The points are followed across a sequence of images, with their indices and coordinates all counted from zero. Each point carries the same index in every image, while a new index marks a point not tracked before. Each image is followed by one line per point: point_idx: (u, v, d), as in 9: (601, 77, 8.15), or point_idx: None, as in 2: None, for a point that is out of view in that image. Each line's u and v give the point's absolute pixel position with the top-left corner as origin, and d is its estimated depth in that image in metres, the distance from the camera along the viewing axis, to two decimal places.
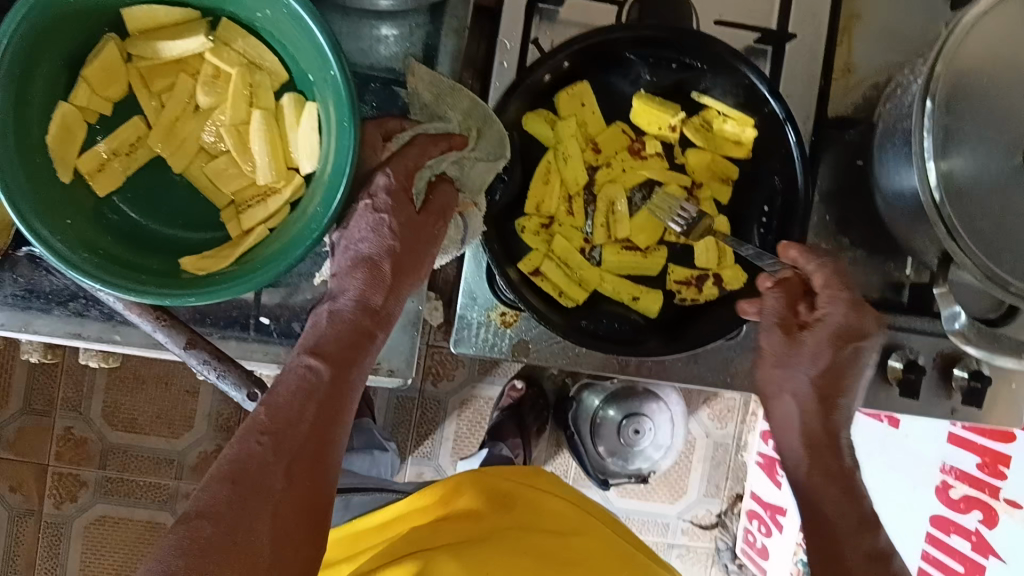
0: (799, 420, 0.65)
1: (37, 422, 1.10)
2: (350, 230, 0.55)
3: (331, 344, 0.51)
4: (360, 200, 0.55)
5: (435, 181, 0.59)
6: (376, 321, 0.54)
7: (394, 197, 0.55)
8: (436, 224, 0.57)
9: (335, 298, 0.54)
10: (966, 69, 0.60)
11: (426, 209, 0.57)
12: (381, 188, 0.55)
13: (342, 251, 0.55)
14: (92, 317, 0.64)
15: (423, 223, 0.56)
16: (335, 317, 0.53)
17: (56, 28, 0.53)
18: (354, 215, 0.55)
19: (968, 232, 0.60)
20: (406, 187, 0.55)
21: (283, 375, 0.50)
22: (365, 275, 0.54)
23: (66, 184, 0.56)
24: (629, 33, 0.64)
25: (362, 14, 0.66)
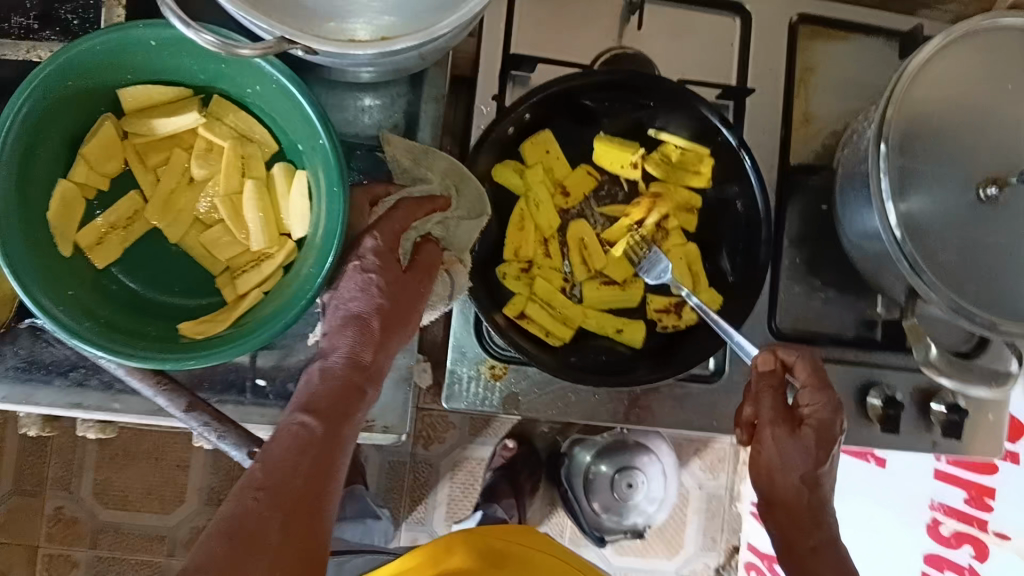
0: (788, 461, 0.65)
1: (25, 503, 1.09)
2: (340, 291, 0.59)
3: (324, 400, 0.53)
4: (350, 262, 0.59)
5: (420, 242, 0.62)
6: (366, 376, 0.56)
7: (381, 257, 0.58)
8: (423, 282, 0.61)
9: (326, 356, 0.57)
10: (916, 113, 0.64)
11: (414, 267, 0.61)
12: (369, 249, 0.59)
13: (333, 311, 0.59)
14: (92, 387, 0.65)
15: (409, 282, 0.60)
16: (326, 373, 0.55)
17: (58, 108, 0.56)
18: (345, 276, 0.59)
19: (930, 267, 0.63)
20: (392, 248, 0.59)
21: (277, 433, 0.51)
22: (354, 332, 0.57)
23: (66, 257, 0.58)
24: (584, 80, 0.69)
25: (346, 86, 0.68)
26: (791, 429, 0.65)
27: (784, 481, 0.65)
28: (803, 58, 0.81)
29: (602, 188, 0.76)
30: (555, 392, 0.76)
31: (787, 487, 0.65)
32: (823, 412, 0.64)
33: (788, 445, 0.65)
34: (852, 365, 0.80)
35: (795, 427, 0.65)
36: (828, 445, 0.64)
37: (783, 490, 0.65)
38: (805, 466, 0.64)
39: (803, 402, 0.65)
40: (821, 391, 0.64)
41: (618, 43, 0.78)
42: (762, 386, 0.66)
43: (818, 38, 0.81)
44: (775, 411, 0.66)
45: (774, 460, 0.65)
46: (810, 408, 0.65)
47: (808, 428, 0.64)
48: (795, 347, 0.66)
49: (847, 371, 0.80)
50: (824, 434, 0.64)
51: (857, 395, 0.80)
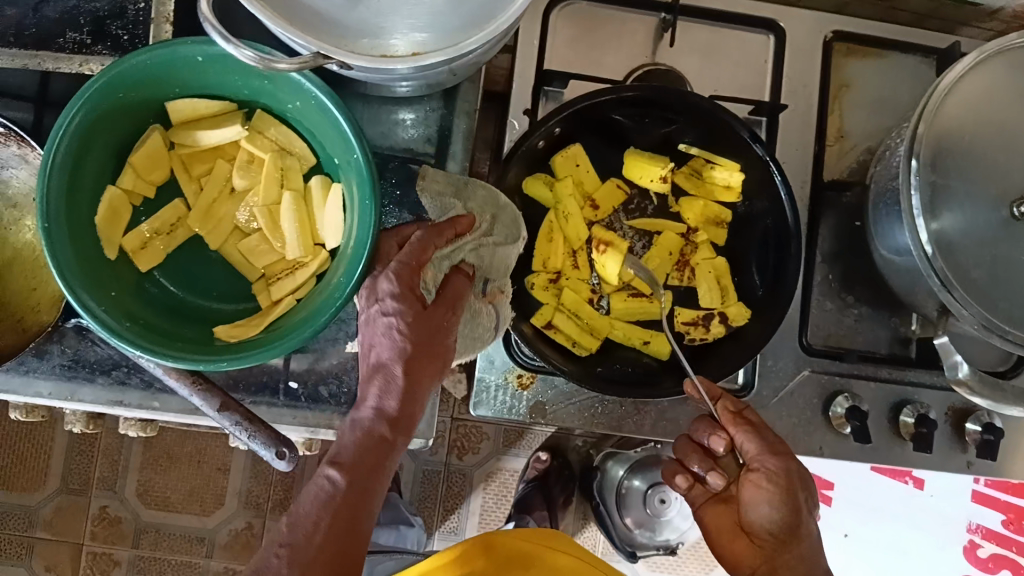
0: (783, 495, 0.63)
1: (72, 501, 1.13)
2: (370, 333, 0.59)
3: (350, 453, 0.55)
4: (372, 306, 0.59)
5: (448, 275, 0.63)
6: (396, 427, 0.57)
7: (401, 301, 0.57)
8: (447, 315, 0.60)
9: (360, 407, 0.58)
10: (948, 130, 0.64)
11: (438, 302, 0.60)
12: (388, 293, 0.57)
13: (366, 355, 0.59)
14: (133, 385, 0.68)
15: (440, 318, 0.59)
16: (356, 426, 0.57)
17: (108, 119, 0.59)
18: (369, 325, 0.59)
19: (962, 284, 0.63)
20: (412, 289, 0.58)
21: (307, 486, 0.54)
22: (381, 380, 0.57)
23: (112, 260, 0.61)
24: (612, 96, 0.69)
25: (382, 101, 0.70)
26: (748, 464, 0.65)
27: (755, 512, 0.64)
28: (837, 75, 0.81)
29: (632, 202, 0.77)
30: (582, 402, 0.77)
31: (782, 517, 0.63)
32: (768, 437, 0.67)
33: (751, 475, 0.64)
34: (885, 382, 0.79)
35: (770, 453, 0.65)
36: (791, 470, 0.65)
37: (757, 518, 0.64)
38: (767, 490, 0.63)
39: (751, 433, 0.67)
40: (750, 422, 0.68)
41: (650, 60, 0.79)
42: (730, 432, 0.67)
43: (853, 54, 0.81)
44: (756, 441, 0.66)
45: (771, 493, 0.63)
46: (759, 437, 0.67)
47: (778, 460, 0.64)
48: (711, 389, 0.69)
49: (879, 389, 0.79)
50: (786, 468, 0.64)
51: (890, 413, 0.79)
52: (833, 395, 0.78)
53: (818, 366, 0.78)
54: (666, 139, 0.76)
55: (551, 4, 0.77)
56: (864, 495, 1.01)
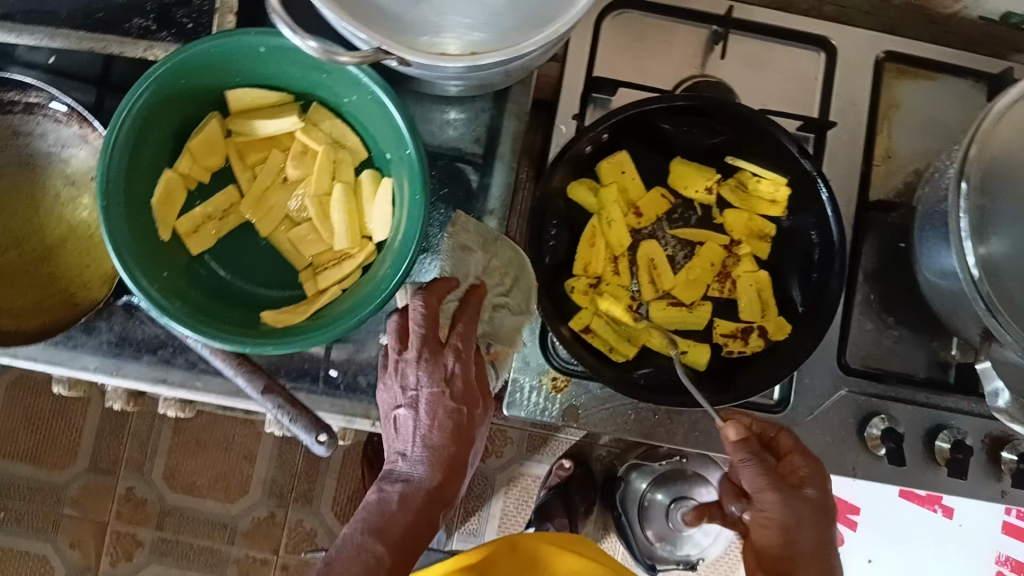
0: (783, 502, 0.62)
1: (100, 480, 1.15)
2: (419, 411, 0.57)
3: (399, 532, 0.52)
4: (433, 385, 0.56)
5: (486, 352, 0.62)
6: (443, 509, 0.55)
7: (466, 386, 0.57)
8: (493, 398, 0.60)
9: (407, 483, 0.55)
10: (1001, 154, 0.64)
11: (486, 386, 0.60)
12: (455, 376, 0.57)
13: (412, 435, 0.57)
14: (177, 365, 0.69)
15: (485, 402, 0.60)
16: (405, 502, 0.53)
17: (170, 103, 0.61)
18: (424, 403, 0.57)
19: (1007, 309, 0.62)
20: (471, 374, 0.58)
21: (346, 553, 0.51)
22: (439, 463, 0.55)
23: (164, 241, 0.62)
24: (662, 104, 0.69)
25: (434, 99, 0.71)
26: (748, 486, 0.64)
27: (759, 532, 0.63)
28: (887, 94, 0.80)
29: (674, 212, 0.77)
30: (615, 408, 0.77)
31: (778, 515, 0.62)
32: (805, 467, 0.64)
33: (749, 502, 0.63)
34: (922, 406, 0.78)
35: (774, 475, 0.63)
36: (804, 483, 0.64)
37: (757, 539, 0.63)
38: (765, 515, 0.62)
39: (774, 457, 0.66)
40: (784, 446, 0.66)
41: (700, 71, 0.80)
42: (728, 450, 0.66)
43: (905, 75, 0.81)
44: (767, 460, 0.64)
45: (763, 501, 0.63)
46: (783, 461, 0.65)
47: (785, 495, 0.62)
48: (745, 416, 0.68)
49: (915, 413, 0.78)
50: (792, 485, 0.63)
51: (925, 437, 0.78)
52: (869, 416, 0.77)
53: (854, 385, 0.78)
54: (712, 149, 0.76)
55: (604, 12, 0.78)
56: (887, 519, 1.02)
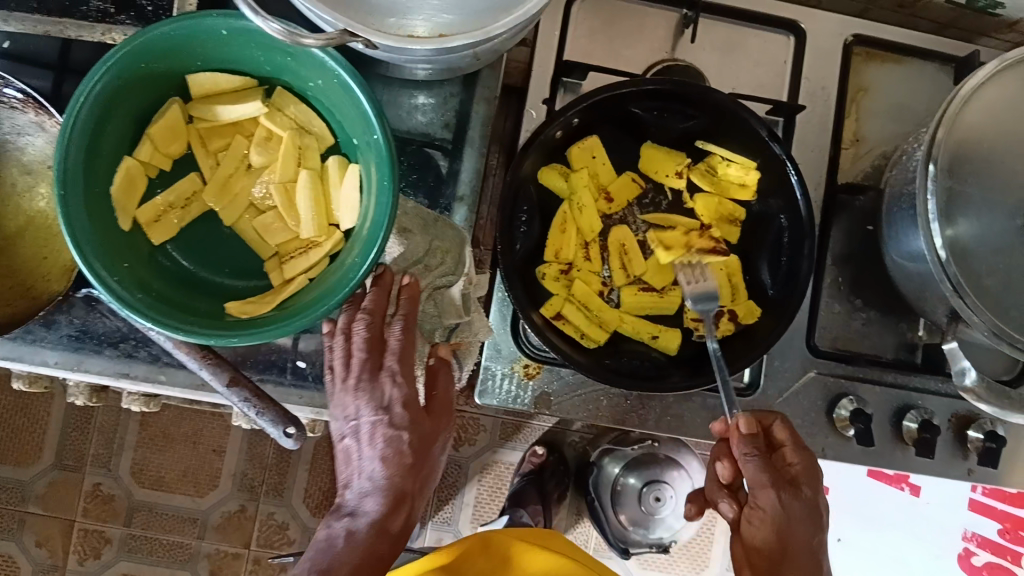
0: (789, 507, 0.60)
1: (66, 477, 1.13)
2: (362, 441, 0.57)
3: (344, 571, 0.50)
4: (374, 411, 0.57)
5: (434, 369, 0.63)
6: (393, 544, 0.54)
7: (407, 411, 0.58)
8: (440, 422, 0.61)
9: (355, 517, 0.54)
10: (967, 137, 0.64)
11: (433, 410, 0.61)
12: (393, 400, 0.58)
13: (355, 467, 0.57)
14: (140, 358, 0.67)
15: (434, 426, 0.60)
16: (351, 537, 0.52)
17: (130, 88, 0.59)
18: (367, 431, 0.57)
19: (974, 290, 0.63)
20: (413, 398, 0.59)
21: None
22: (385, 493, 0.55)
23: (126, 231, 0.61)
24: (635, 87, 0.69)
25: (401, 83, 0.70)
26: (790, 490, 0.60)
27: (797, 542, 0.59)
28: (856, 78, 0.81)
29: (646, 197, 0.77)
30: (587, 394, 0.77)
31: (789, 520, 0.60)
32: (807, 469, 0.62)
33: (795, 508, 0.60)
34: (890, 387, 0.79)
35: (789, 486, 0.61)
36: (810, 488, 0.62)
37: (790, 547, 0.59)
38: (814, 523, 0.60)
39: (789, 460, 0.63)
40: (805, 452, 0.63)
41: (670, 56, 0.79)
42: (748, 449, 0.61)
43: (873, 58, 0.81)
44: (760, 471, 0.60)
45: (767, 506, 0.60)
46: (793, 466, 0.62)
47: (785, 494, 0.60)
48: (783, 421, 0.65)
49: (884, 393, 0.79)
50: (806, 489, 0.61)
51: (893, 418, 0.79)
52: (837, 397, 0.78)
53: (823, 368, 0.79)
54: (682, 133, 0.76)
55: None
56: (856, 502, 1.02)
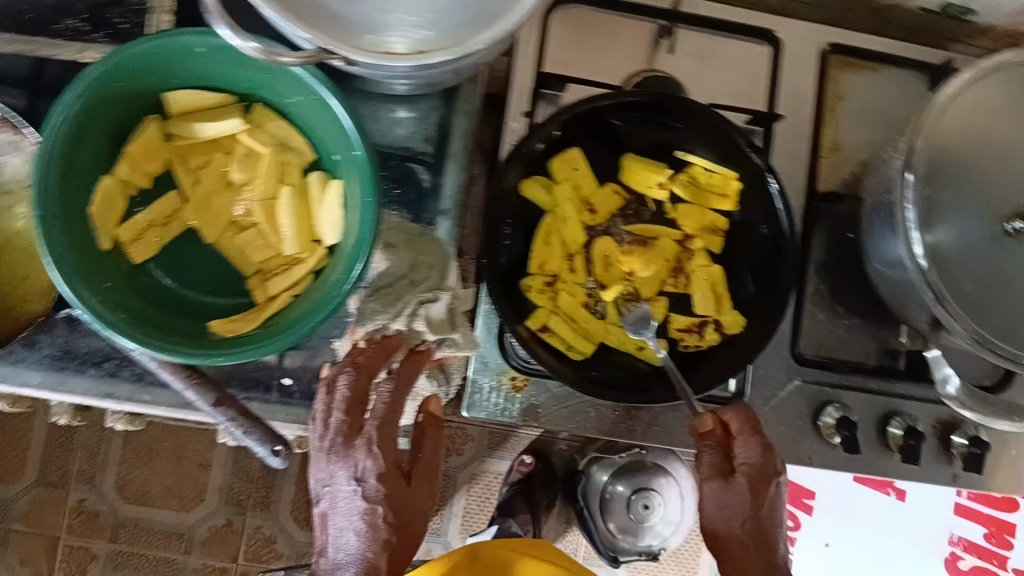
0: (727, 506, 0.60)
1: (50, 494, 1.12)
2: (338, 505, 0.56)
3: None
4: (349, 480, 0.56)
5: (422, 425, 0.60)
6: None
7: (384, 481, 0.55)
8: (425, 486, 0.59)
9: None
10: (943, 144, 0.65)
11: (416, 475, 0.59)
12: (369, 470, 0.55)
13: (332, 528, 0.57)
14: (123, 377, 0.67)
15: (415, 499, 0.57)
16: None
17: (108, 106, 0.59)
18: (344, 496, 0.56)
19: (954, 297, 0.63)
20: (390, 466, 0.56)
21: None
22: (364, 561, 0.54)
23: (105, 251, 0.60)
24: (612, 100, 0.69)
25: (382, 98, 0.70)
26: (723, 481, 0.61)
27: (727, 534, 0.60)
28: (834, 87, 0.81)
29: (629, 208, 0.77)
30: (573, 406, 0.77)
31: (724, 514, 0.60)
32: (756, 463, 0.61)
33: (726, 499, 0.60)
34: (874, 394, 0.79)
35: (729, 482, 0.61)
36: (766, 482, 0.61)
37: (726, 541, 0.60)
38: (749, 517, 0.59)
39: (739, 457, 0.62)
40: (753, 444, 0.62)
41: (649, 66, 0.79)
42: (706, 449, 0.62)
43: (849, 67, 0.82)
44: (714, 470, 0.62)
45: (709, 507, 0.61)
46: (745, 461, 0.61)
47: (728, 495, 0.60)
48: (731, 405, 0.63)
49: (869, 400, 0.79)
50: (757, 478, 0.61)
51: (878, 425, 0.79)
52: (822, 405, 0.78)
53: (808, 376, 0.79)
54: (660, 143, 0.76)
55: (552, 8, 0.78)
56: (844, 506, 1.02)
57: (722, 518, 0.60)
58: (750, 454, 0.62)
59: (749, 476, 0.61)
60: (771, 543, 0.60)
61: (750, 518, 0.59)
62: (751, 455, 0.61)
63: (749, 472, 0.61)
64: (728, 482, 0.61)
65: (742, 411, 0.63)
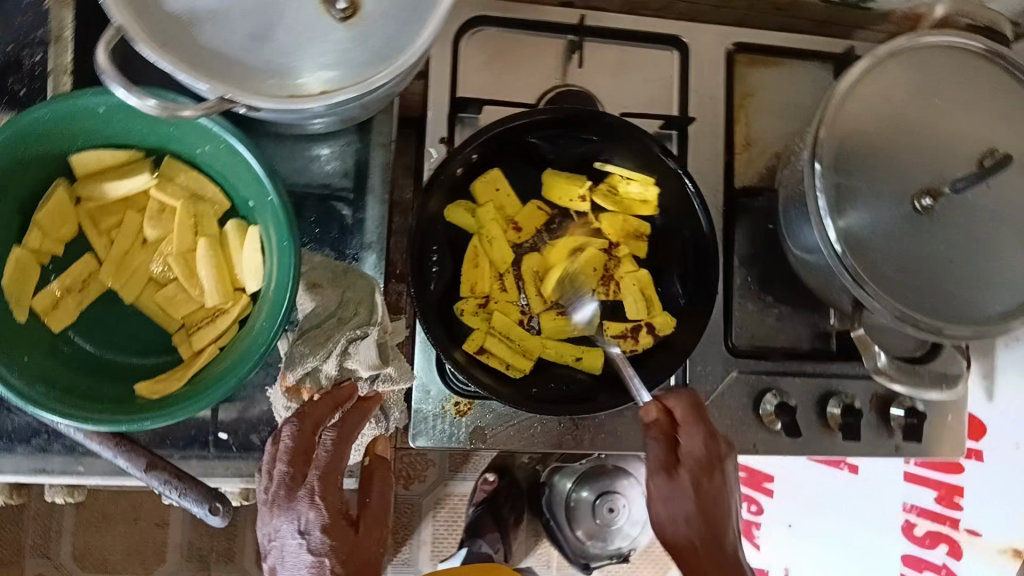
0: (673, 494, 0.61)
1: (4, 572, 1.09)
2: (286, 560, 0.54)
3: None
4: (295, 535, 0.54)
5: (370, 467, 0.60)
6: None
7: (329, 532, 0.53)
8: (377, 533, 0.57)
9: None
10: (846, 132, 0.67)
11: (364, 521, 0.57)
12: (313, 523, 0.54)
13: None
14: (55, 451, 0.65)
15: (366, 547, 0.55)
16: None
17: (11, 177, 0.58)
18: (291, 550, 0.54)
19: (872, 278, 0.65)
20: (335, 517, 0.54)
21: None
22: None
23: (21, 323, 0.59)
24: (526, 119, 0.70)
25: (295, 138, 0.70)
26: (667, 475, 0.62)
27: (675, 529, 0.60)
28: (741, 84, 0.83)
29: (554, 222, 0.78)
30: (520, 424, 0.77)
31: (669, 504, 0.61)
32: (698, 449, 0.63)
33: (670, 493, 0.61)
34: (810, 378, 0.81)
35: (672, 471, 0.62)
36: (707, 467, 0.62)
37: (674, 539, 0.60)
38: (695, 502, 0.60)
39: (683, 445, 0.64)
40: (693, 429, 0.64)
41: (561, 81, 0.80)
42: (654, 435, 0.65)
43: (755, 63, 0.84)
44: (657, 458, 0.63)
45: (656, 497, 0.62)
46: (688, 448, 0.63)
47: (674, 480, 0.61)
48: (675, 389, 0.67)
49: (806, 385, 0.81)
50: (702, 464, 0.62)
51: (818, 407, 0.81)
52: (761, 394, 0.80)
53: (745, 367, 0.81)
54: (578, 155, 0.77)
55: (459, 33, 0.78)
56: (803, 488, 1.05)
57: (670, 515, 0.60)
58: (691, 441, 0.64)
59: (692, 469, 0.62)
60: (720, 537, 0.59)
61: (694, 510, 0.60)
62: (693, 442, 0.63)
63: (689, 458, 0.63)
64: (670, 472, 0.62)
65: (678, 394, 0.66)
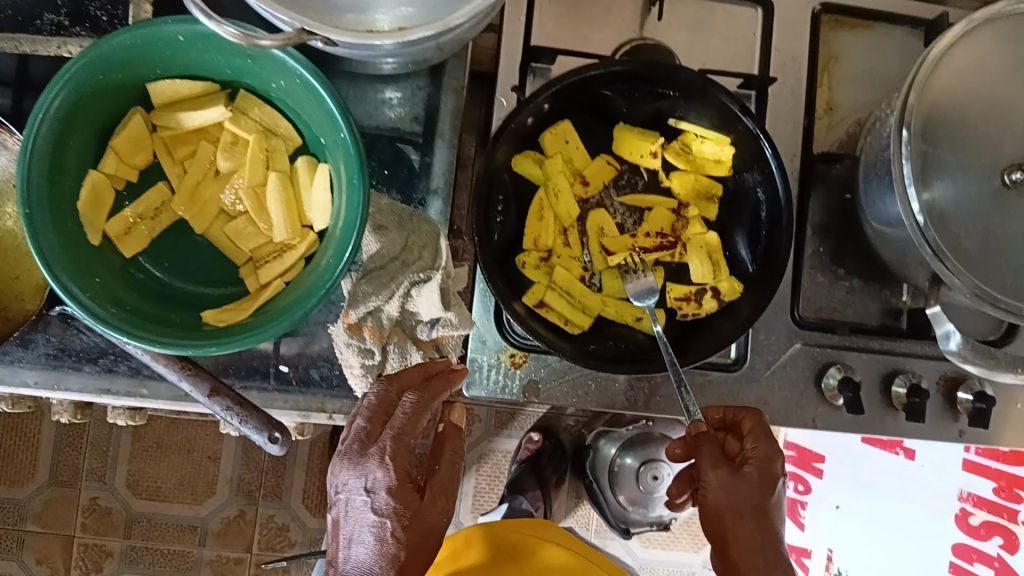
0: (732, 493, 0.57)
1: (61, 493, 1.12)
2: (352, 513, 0.53)
3: None
4: (361, 493, 0.53)
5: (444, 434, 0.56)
6: None
7: (394, 495, 0.52)
8: (444, 500, 0.54)
9: None
10: (938, 100, 0.64)
11: (431, 487, 0.54)
12: (380, 483, 0.52)
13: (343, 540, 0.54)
14: (121, 373, 0.67)
15: (429, 512, 0.53)
16: None
17: (89, 102, 0.58)
18: (356, 506, 0.53)
19: (955, 254, 0.63)
20: (403, 479, 0.52)
21: None
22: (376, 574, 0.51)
23: (96, 247, 0.60)
24: (601, 70, 0.68)
25: (368, 79, 0.69)
26: (731, 469, 0.58)
27: (730, 520, 0.56)
28: (826, 47, 0.80)
29: (621, 179, 0.76)
30: (575, 379, 0.77)
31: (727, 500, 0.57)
32: (763, 451, 0.59)
33: (731, 486, 0.57)
34: (876, 354, 0.79)
35: (734, 469, 0.58)
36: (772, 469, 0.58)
37: (728, 532, 0.57)
38: (754, 501, 0.56)
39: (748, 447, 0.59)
40: (762, 437, 0.60)
41: (638, 35, 0.79)
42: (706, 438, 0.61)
43: (841, 26, 0.81)
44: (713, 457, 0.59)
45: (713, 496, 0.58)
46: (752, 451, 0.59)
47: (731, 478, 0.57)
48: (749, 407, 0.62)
49: (872, 360, 0.79)
50: (767, 465, 0.58)
51: (883, 384, 0.79)
52: (825, 367, 0.78)
53: (809, 339, 0.79)
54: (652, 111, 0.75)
55: None
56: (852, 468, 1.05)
57: (726, 511, 0.57)
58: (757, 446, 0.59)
59: (758, 464, 0.58)
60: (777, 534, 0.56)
61: (753, 502, 0.56)
62: (757, 444, 0.59)
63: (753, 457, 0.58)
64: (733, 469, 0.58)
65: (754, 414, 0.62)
